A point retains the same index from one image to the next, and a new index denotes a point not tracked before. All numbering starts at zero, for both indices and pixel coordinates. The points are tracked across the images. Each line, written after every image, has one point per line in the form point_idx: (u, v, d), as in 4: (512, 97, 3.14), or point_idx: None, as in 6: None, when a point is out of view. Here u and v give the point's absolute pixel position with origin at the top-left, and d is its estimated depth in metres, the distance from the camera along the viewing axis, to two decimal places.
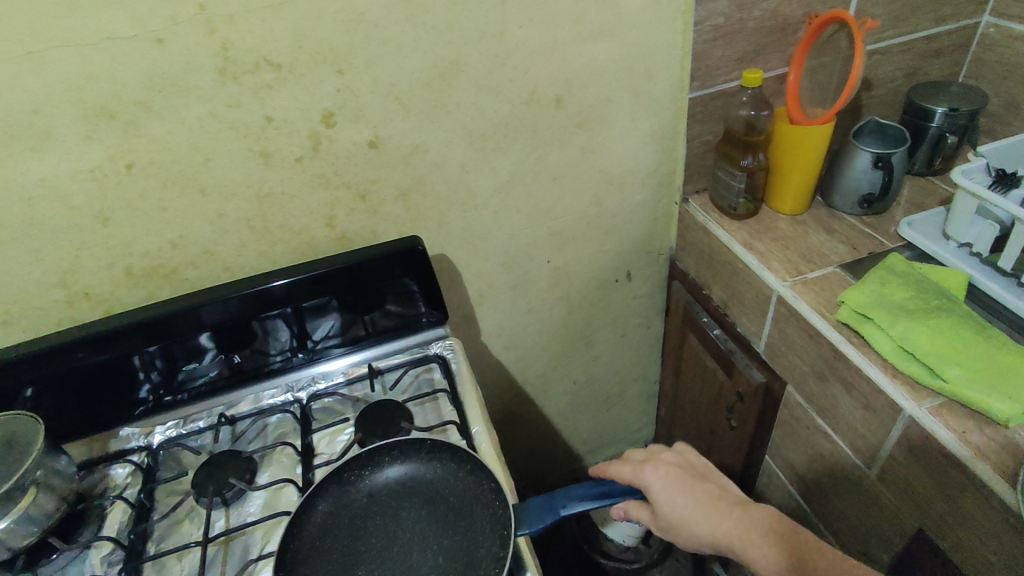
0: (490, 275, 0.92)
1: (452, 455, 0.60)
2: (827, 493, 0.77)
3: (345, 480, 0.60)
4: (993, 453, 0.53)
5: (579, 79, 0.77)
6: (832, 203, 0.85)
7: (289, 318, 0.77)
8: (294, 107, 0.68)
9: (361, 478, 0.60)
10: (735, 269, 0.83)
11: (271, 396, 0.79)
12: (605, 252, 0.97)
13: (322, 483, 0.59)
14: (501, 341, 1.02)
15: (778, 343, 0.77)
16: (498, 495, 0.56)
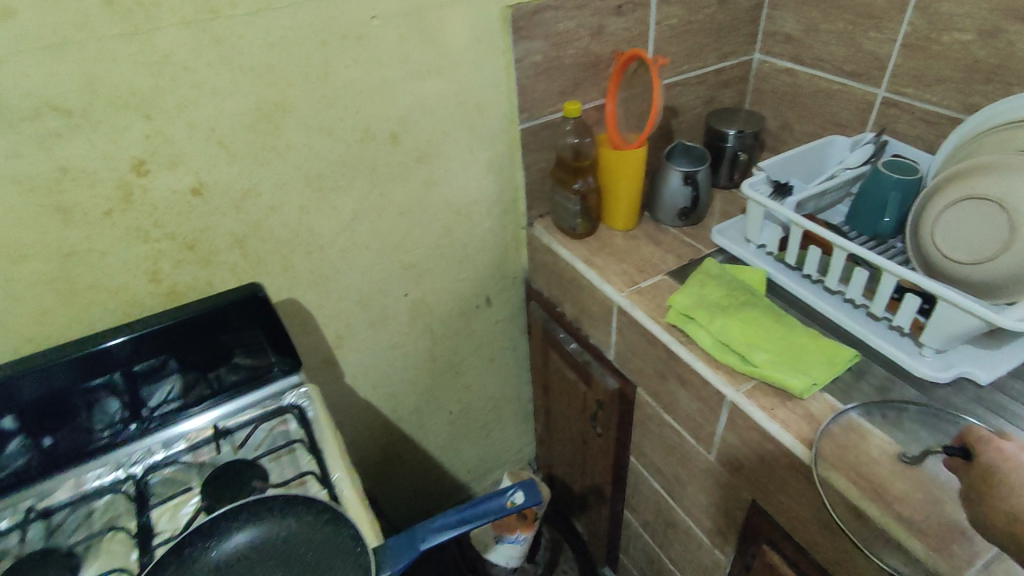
0: (345, 314, 0.90)
1: (308, 510, 0.56)
2: (682, 483, 0.83)
3: (191, 558, 0.55)
4: (799, 424, 0.61)
5: (412, 117, 0.79)
6: (658, 218, 0.94)
7: (113, 387, 0.70)
8: (95, 156, 0.62)
9: (207, 551, 0.55)
10: (581, 286, 0.89)
11: (96, 477, 0.69)
12: (461, 280, 0.99)
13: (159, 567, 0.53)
14: (366, 379, 1.00)
15: (624, 350, 0.83)
16: (358, 543, 0.54)
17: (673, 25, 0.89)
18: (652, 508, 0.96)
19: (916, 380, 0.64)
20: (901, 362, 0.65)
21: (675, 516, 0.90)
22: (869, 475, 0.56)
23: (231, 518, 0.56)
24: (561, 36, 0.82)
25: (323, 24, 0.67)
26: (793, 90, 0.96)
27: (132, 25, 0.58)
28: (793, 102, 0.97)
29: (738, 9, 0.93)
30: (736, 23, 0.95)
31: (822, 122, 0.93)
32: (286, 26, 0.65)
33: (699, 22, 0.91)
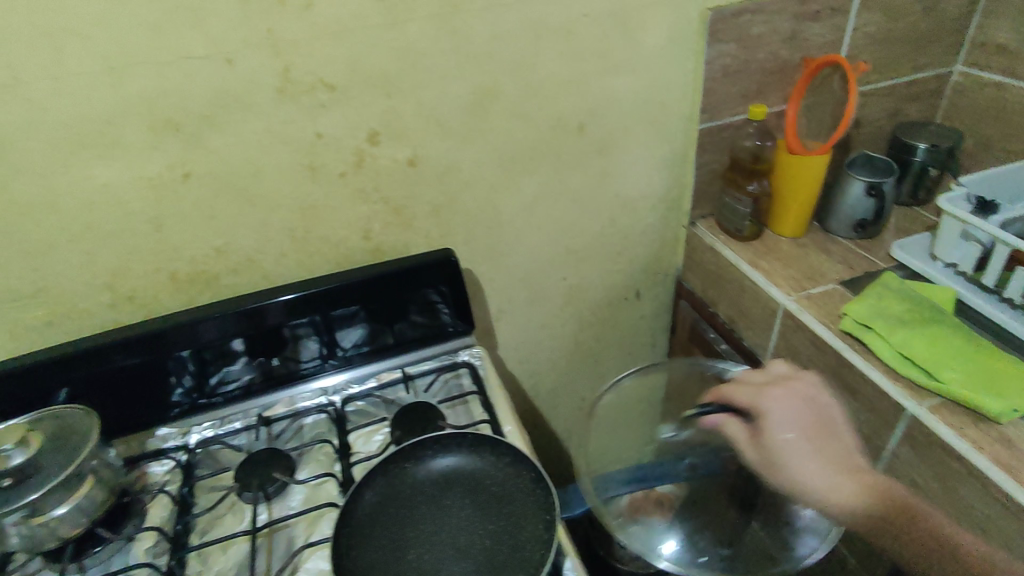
0: (510, 289, 0.97)
1: (494, 453, 0.63)
2: None
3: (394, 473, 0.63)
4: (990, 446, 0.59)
5: (601, 109, 0.84)
6: (829, 227, 0.92)
7: (323, 325, 0.81)
8: (344, 126, 0.73)
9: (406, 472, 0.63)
10: (743, 287, 0.89)
11: (307, 398, 0.83)
12: (617, 271, 1.03)
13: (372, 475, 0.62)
14: (516, 354, 1.06)
15: (785, 355, 0.83)
16: (537, 483, 0.60)
17: (871, 33, 0.87)
18: None
19: None
20: None
21: None
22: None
23: (428, 447, 0.65)
24: (754, 40, 0.83)
25: (540, 21, 0.74)
26: (998, 106, 0.91)
27: (392, 17, 0.68)
28: (998, 118, 0.91)
29: (943, 19, 0.90)
30: (939, 34, 0.91)
31: None
32: (510, 21, 0.73)
33: (900, 31, 0.89)
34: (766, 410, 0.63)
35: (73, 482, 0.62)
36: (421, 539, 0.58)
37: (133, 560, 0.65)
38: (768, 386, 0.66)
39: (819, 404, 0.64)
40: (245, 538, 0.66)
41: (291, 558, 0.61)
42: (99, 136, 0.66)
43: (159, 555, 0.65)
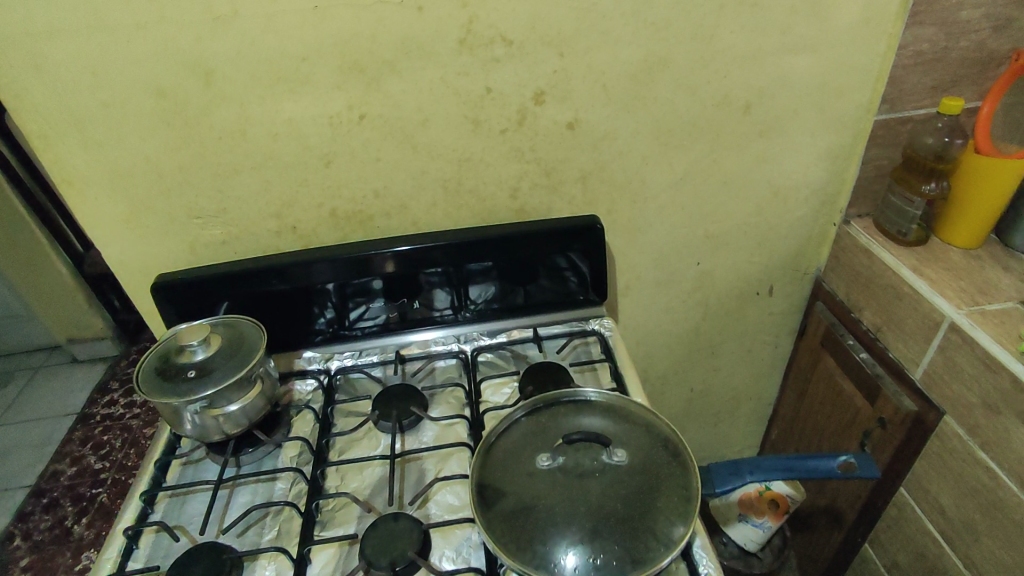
0: (640, 267, 0.96)
1: (629, 424, 0.62)
2: (976, 531, 0.75)
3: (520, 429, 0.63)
4: None
5: (771, 89, 0.80)
6: (1010, 244, 0.83)
7: (461, 275, 0.83)
8: (512, 82, 0.75)
9: (533, 430, 0.63)
10: (899, 295, 0.83)
11: (440, 343, 0.86)
12: (753, 262, 0.98)
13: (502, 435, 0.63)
14: (633, 334, 1.05)
15: (941, 371, 0.77)
16: (675, 461, 0.58)
17: None
18: (910, 551, 0.88)
19: None
20: None
21: (947, 566, 0.81)
22: None
23: (563, 407, 0.65)
24: (958, 26, 0.76)
25: None
26: None
27: None
28: None
29: None
30: None
31: None
32: None
33: None
34: None
35: (243, 385, 0.67)
36: (565, 491, 0.56)
37: (279, 464, 0.70)
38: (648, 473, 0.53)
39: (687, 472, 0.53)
40: (381, 461, 0.69)
41: (425, 489, 0.63)
42: (294, 71, 0.70)
43: (303, 464, 0.70)
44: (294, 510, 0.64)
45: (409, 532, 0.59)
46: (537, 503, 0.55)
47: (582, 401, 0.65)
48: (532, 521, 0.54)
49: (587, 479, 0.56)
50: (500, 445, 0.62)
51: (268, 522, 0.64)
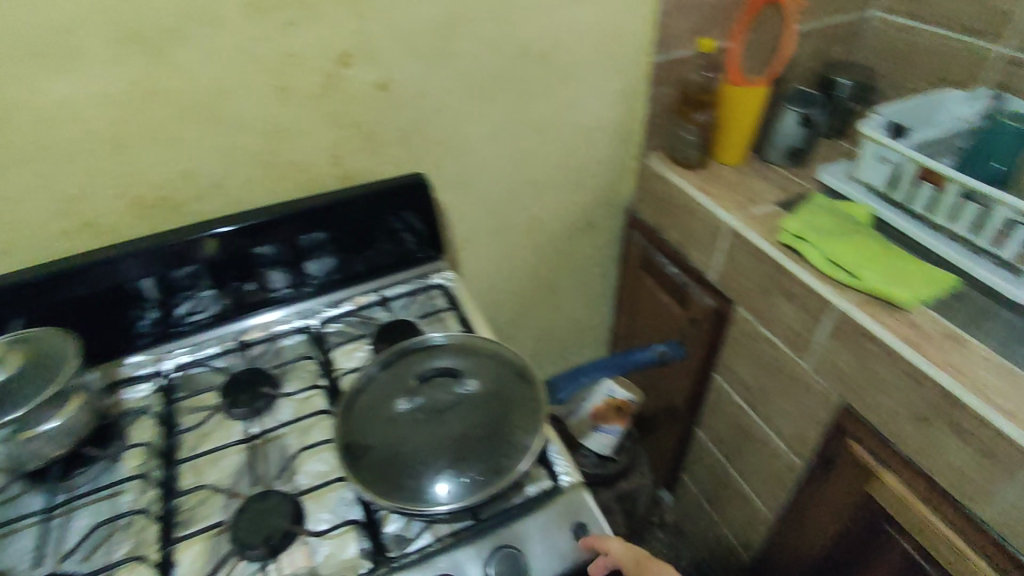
0: (472, 219, 1.00)
1: (477, 357, 0.66)
2: (768, 393, 0.92)
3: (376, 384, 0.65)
4: (896, 321, 0.71)
5: (562, 39, 0.87)
6: (766, 156, 1.01)
7: (294, 248, 0.81)
8: (313, 45, 0.73)
9: (388, 381, 0.65)
10: (691, 211, 0.96)
11: (283, 322, 0.83)
12: (573, 202, 1.08)
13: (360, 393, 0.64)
14: (478, 285, 1.10)
15: (727, 269, 0.92)
16: (521, 380, 0.64)
17: None
18: (728, 423, 1.05)
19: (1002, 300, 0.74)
20: (994, 287, 0.74)
21: (753, 427, 0.98)
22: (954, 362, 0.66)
23: (413, 355, 0.68)
24: None
25: None
26: (909, 48, 1.01)
27: None
28: (908, 60, 1.02)
29: None
30: None
31: (933, 77, 0.99)
32: None
33: None
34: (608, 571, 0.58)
35: (58, 399, 0.61)
36: (427, 431, 0.59)
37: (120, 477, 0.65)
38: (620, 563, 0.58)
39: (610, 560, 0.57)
40: (238, 448, 0.67)
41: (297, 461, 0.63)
42: (54, 45, 0.62)
43: (149, 470, 0.65)
44: (147, 518, 0.60)
45: (279, 506, 0.59)
46: (402, 449, 0.58)
47: (429, 346, 0.68)
48: (400, 465, 0.57)
49: (445, 414, 0.60)
50: (359, 402, 0.63)
51: (119, 541, 0.59)
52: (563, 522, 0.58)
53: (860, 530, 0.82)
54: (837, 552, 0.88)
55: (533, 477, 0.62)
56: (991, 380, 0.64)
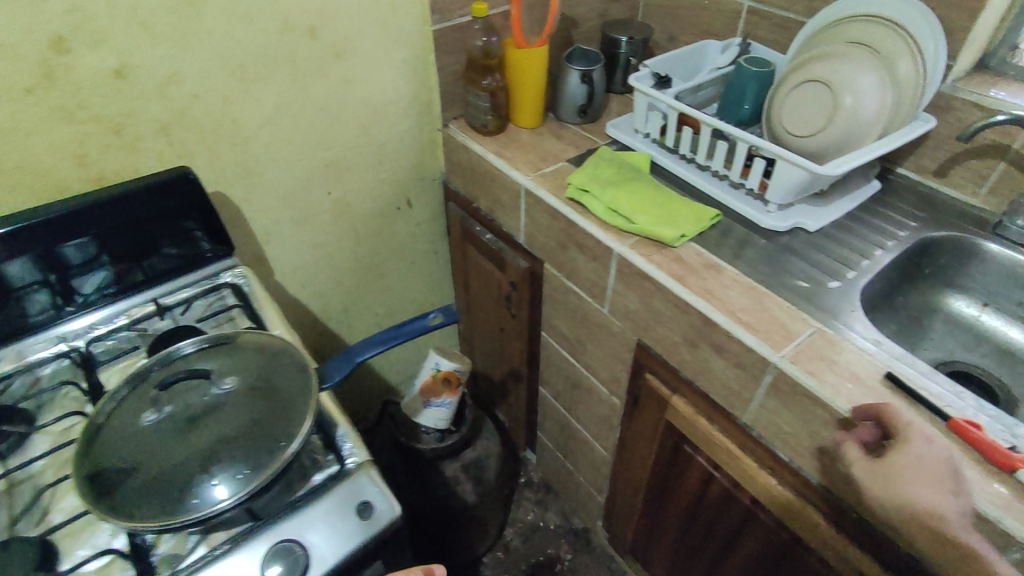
0: (270, 208, 0.95)
1: (241, 353, 0.62)
2: (583, 342, 0.97)
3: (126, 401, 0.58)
4: (665, 258, 0.77)
5: (329, 11, 0.83)
6: (560, 117, 1.03)
7: (42, 263, 0.71)
8: (12, 28, 0.63)
9: (139, 398, 0.58)
10: (493, 177, 0.97)
11: (40, 349, 0.74)
12: (381, 180, 1.05)
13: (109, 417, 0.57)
14: (294, 277, 1.05)
15: (531, 229, 0.95)
16: (288, 367, 0.61)
17: None
18: (561, 377, 1.09)
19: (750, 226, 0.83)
20: (747, 217, 0.83)
21: (579, 377, 1.03)
22: (712, 289, 0.73)
23: (168, 365, 0.62)
24: None
25: None
26: (676, 3, 1.08)
27: None
28: (676, 15, 1.09)
29: None
30: None
31: (699, 30, 1.07)
32: None
33: None
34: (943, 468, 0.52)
35: None
36: (186, 442, 0.54)
37: None
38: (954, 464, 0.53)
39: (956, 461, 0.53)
40: None
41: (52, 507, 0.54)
42: None
43: None
44: None
45: (18, 554, 0.53)
46: (157, 468, 0.52)
47: (188, 352, 0.63)
48: (145, 480, 0.51)
49: (206, 421, 0.55)
50: (104, 422, 0.57)
51: None
52: (348, 502, 0.58)
53: (666, 455, 0.89)
54: (657, 478, 0.95)
55: (320, 465, 0.61)
56: (737, 302, 0.71)
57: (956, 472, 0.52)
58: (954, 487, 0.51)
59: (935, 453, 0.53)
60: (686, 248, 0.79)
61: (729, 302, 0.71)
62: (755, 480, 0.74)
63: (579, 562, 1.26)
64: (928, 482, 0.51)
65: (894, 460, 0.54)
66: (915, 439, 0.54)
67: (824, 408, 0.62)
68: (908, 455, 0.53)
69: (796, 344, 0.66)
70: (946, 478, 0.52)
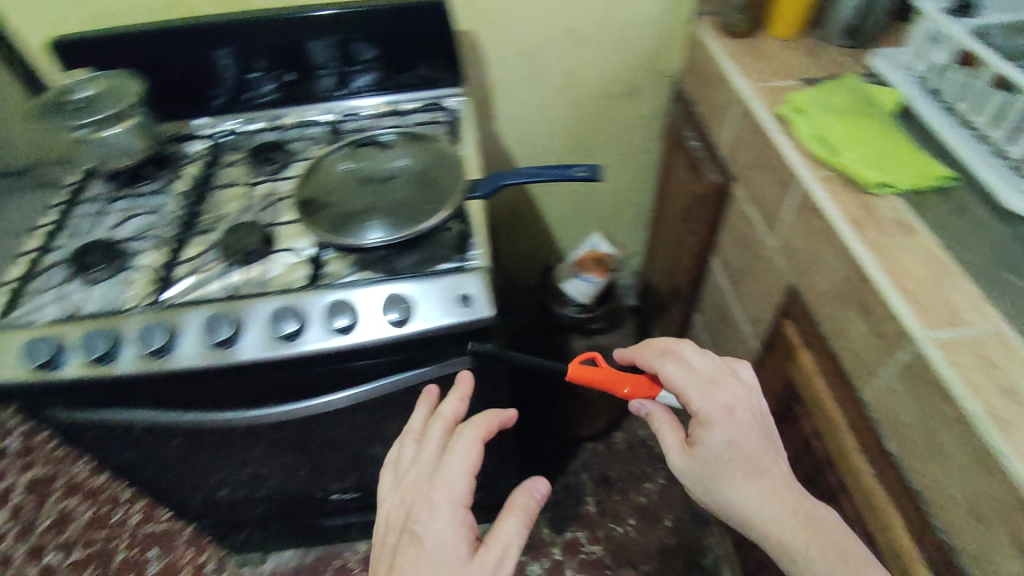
0: (508, 62, 1.05)
1: (421, 147, 0.79)
2: (743, 275, 0.92)
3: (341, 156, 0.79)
4: (853, 202, 0.68)
5: None
6: (825, 33, 0.92)
7: (331, 48, 0.94)
8: None
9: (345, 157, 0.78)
10: (718, 81, 0.93)
11: (314, 115, 0.98)
12: (614, 61, 1.07)
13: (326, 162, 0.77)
14: (513, 131, 1.16)
15: (734, 143, 0.90)
16: (449, 165, 0.76)
17: None
18: (715, 308, 1.06)
19: (992, 204, 0.68)
20: (990, 190, 0.68)
21: (730, 312, 0.99)
22: (890, 248, 0.63)
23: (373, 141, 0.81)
24: None
25: None
26: None
27: None
28: None
29: None
30: None
31: None
32: None
33: None
34: (749, 448, 0.61)
35: (123, 118, 0.80)
36: (363, 198, 0.72)
37: (166, 196, 0.85)
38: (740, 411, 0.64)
39: (753, 420, 0.63)
40: (244, 187, 0.85)
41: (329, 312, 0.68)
42: None
43: (186, 193, 0.86)
44: (171, 223, 0.81)
45: (254, 233, 0.77)
46: (340, 205, 0.72)
47: (387, 136, 0.82)
48: (328, 211, 0.71)
49: (380, 186, 0.74)
50: (322, 165, 0.77)
51: (158, 229, 0.81)
52: (452, 289, 0.69)
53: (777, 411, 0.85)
54: None
55: (448, 257, 0.73)
56: (913, 272, 0.61)
57: (768, 444, 0.63)
58: (772, 460, 0.61)
59: (734, 429, 0.62)
60: (884, 201, 0.69)
61: (902, 267, 0.62)
62: (847, 460, 0.69)
63: (667, 492, 1.27)
64: (751, 474, 0.60)
65: (704, 451, 0.62)
66: (713, 416, 0.62)
67: (949, 405, 0.53)
68: (721, 440, 0.61)
69: (954, 332, 0.56)
70: (760, 451, 0.61)
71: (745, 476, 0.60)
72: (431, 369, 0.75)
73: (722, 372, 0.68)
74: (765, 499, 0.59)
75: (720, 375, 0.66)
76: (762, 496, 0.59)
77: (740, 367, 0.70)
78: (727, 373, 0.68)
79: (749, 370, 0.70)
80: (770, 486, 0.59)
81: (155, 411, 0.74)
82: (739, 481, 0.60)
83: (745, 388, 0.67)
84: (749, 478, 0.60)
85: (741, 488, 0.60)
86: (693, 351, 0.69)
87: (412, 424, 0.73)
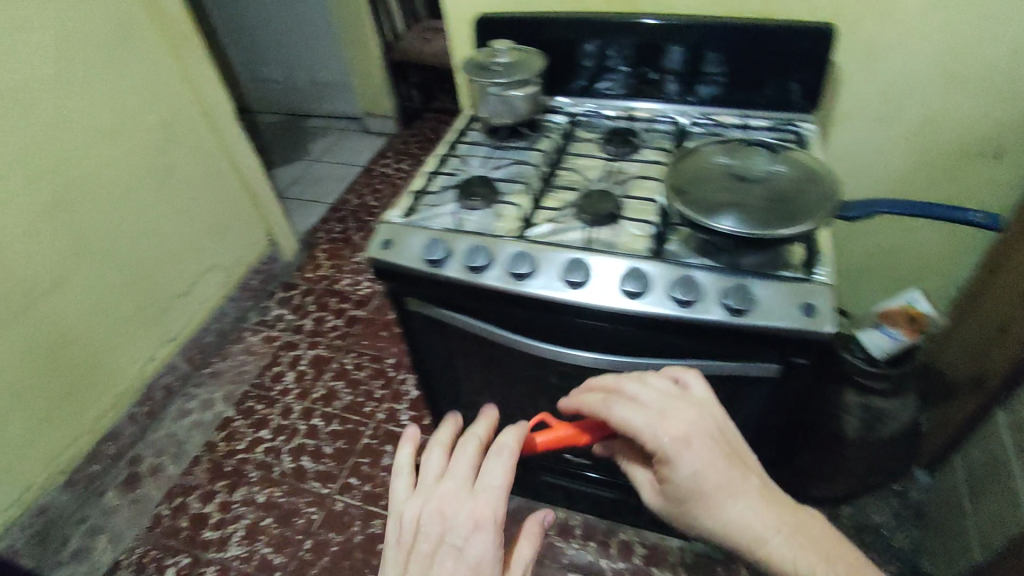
0: (867, 96, 1.04)
1: (786, 161, 0.82)
2: None
3: (706, 152, 0.85)
4: None
5: None
6: None
7: (704, 56, 1.00)
8: None
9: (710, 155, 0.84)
10: None
11: (661, 113, 1.06)
12: (991, 114, 0.99)
13: (692, 156, 0.84)
14: (841, 165, 1.14)
15: None
16: (816, 183, 0.78)
17: None
18: None
19: None
20: None
21: None
22: None
23: (736, 146, 0.86)
24: None
25: None
26: None
27: None
28: None
29: None
30: None
31: None
32: None
33: None
34: (704, 462, 0.61)
35: (525, 84, 0.96)
36: (728, 193, 0.77)
37: (531, 154, 0.99)
38: (685, 425, 0.63)
39: (713, 425, 0.64)
40: (599, 161, 0.96)
41: (679, 281, 0.74)
42: None
43: (548, 155, 0.99)
44: (536, 176, 0.95)
45: (608, 201, 0.86)
46: (705, 195, 0.77)
47: (750, 145, 0.86)
48: (693, 196, 0.77)
49: (743, 188, 0.78)
50: (690, 156, 0.85)
51: (527, 177, 0.95)
52: (797, 299, 0.71)
53: None
54: None
55: (792, 269, 0.75)
56: None
57: (733, 448, 0.64)
58: (744, 466, 0.63)
59: (699, 456, 0.61)
60: None
61: None
62: None
63: None
64: (734, 491, 0.62)
65: (675, 480, 0.63)
66: (674, 450, 0.62)
67: None
68: (686, 471, 0.62)
69: None
70: (737, 467, 0.62)
71: (731, 493, 0.62)
72: (738, 366, 0.79)
73: (687, 399, 0.66)
74: (762, 515, 0.61)
75: (667, 400, 0.65)
76: (729, 501, 0.61)
77: (690, 378, 0.69)
78: (689, 399, 0.66)
79: (698, 381, 0.68)
80: (751, 493, 0.62)
81: (488, 325, 0.88)
82: (732, 503, 0.61)
83: (698, 400, 0.66)
84: (734, 486, 0.62)
85: (734, 506, 0.61)
86: (636, 385, 0.68)
87: (439, 435, 0.67)
